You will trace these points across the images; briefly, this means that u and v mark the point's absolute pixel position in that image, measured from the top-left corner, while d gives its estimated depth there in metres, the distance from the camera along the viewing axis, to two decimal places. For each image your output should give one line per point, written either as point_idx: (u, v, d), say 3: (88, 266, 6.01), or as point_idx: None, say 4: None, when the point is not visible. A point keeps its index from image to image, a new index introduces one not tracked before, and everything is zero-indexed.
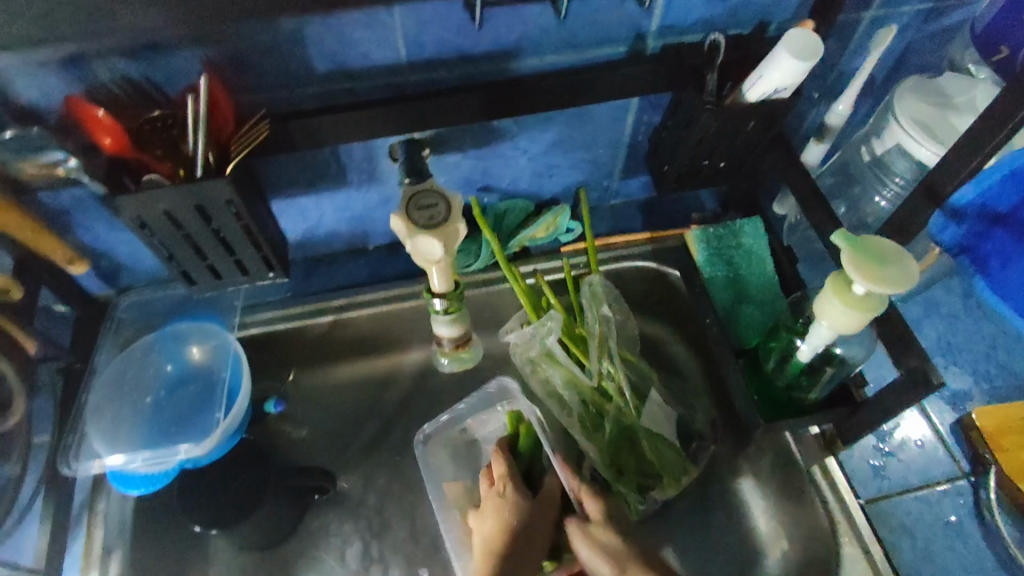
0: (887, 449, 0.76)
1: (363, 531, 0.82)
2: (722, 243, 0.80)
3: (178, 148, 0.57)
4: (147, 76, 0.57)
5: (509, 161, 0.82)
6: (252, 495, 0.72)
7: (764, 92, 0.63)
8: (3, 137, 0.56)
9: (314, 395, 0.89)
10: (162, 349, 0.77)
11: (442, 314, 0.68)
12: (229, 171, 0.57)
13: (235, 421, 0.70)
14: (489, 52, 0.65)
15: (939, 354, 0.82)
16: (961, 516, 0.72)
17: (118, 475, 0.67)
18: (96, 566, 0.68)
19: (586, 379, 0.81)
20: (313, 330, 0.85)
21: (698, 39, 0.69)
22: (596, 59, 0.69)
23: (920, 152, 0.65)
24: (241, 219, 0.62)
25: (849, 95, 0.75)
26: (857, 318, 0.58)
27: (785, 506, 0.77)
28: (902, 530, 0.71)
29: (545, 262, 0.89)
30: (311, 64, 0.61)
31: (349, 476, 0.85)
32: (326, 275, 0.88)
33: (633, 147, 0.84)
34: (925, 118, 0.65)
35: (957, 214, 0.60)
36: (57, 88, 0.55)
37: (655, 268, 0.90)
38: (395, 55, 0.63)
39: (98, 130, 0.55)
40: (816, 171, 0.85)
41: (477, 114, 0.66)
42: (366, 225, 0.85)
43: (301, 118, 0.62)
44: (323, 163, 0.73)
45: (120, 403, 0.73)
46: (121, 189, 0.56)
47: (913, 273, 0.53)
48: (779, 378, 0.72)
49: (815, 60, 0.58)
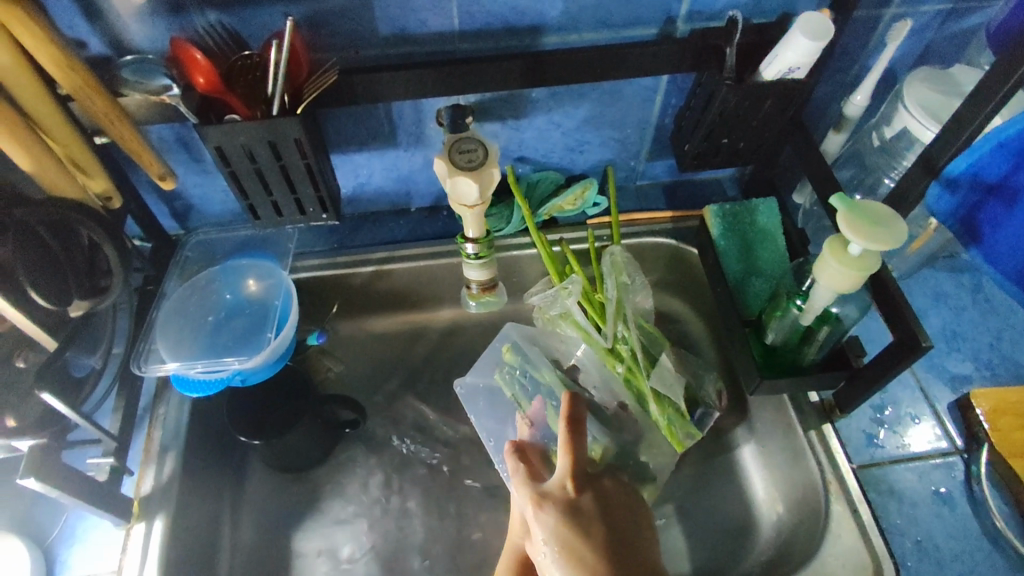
0: (884, 421, 0.80)
1: (386, 465, 0.89)
2: (737, 220, 0.86)
3: (256, 89, 0.67)
4: (237, 28, 0.67)
5: (544, 134, 0.89)
6: (288, 419, 0.80)
7: (780, 70, 0.71)
8: (123, 60, 0.65)
9: (351, 340, 0.97)
10: (223, 281, 0.86)
11: (474, 258, 0.78)
12: (300, 112, 0.67)
13: (282, 343, 0.78)
14: (533, 26, 0.73)
15: (943, 339, 0.86)
16: (951, 487, 0.76)
17: (180, 379, 0.76)
18: (153, 461, 0.76)
19: (601, 341, 0.86)
20: (354, 279, 0.92)
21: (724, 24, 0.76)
22: (628, 39, 0.76)
23: (924, 133, 0.71)
24: (304, 158, 0.71)
25: (867, 86, 0.79)
26: (849, 276, 0.63)
27: (781, 470, 0.83)
28: (891, 494, 0.75)
29: (571, 232, 0.96)
30: (376, 27, 0.70)
31: (376, 416, 0.92)
32: (369, 232, 0.95)
33: (660, 129, 0.90)
34: (930, 103, 0.72)
35: (951, 184, 0.66)
36: (164, 33, 0.66)
37: (676, 245, 0.94)
38: (449, 24, 0.71)
39: (194, 70, 0.64)
40: (833, 161, 0.89)
41: (517, 80, 0.74)
42: (410, 186, 0.93)
43: (363, 74, 0.71)
44: (378, 121, 0.81)
45: (184, 322, 0.82)
46: (208, 122, 0.67)
47: (903, 233, 0.60)
48: (782, 342, 0.77)
49: (826, 40, 0.66)
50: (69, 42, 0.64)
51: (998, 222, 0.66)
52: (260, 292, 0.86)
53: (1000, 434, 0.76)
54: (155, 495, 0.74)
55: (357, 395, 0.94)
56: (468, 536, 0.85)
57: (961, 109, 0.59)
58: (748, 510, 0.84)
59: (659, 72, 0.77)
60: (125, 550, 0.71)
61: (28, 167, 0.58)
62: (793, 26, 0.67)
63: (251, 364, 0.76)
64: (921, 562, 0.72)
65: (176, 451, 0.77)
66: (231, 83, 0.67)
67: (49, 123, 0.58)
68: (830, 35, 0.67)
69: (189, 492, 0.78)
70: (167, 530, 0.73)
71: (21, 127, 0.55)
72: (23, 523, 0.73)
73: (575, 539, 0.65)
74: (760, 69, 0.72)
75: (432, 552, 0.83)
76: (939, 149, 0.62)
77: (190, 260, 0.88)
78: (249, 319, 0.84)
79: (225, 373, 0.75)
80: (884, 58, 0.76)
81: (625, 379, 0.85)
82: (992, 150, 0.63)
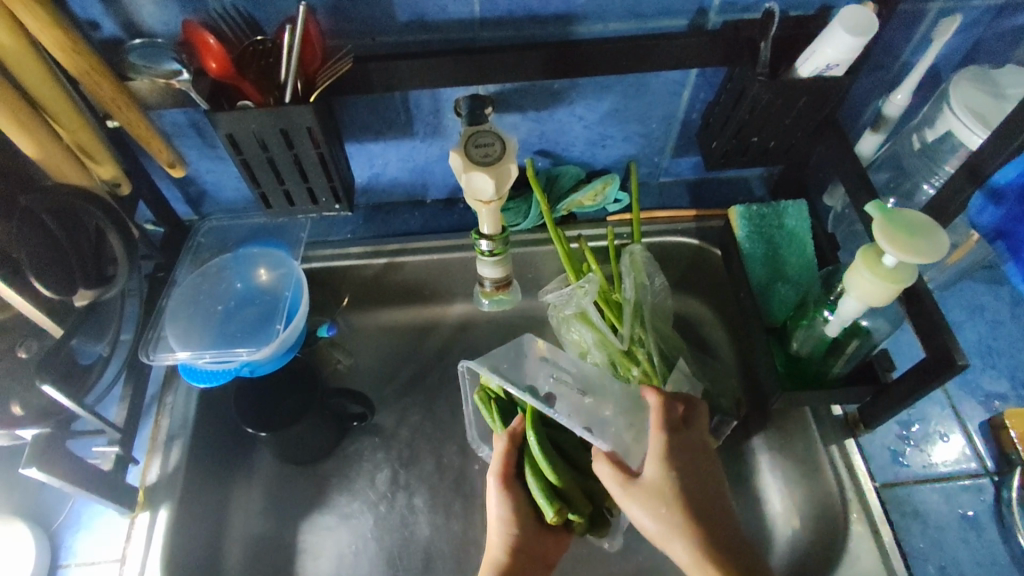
0: (910, 439, 0.77)
1: (393, 460, 0.88)
2: (764, 222, 0.83)
3: (269, 76, 0.65)
4: (250, 12, 0.65)
5: (566, 127, 0.86)
6: (297, 410, 0.79)
7: (817, 68, 0.67)
8: (133, 44, 0.64)
9: (363, 332, 0.96)
10: (234, 269, 0.85)
11: (488, 255, 0.76)
12: (312, 100, 0.65)
13: (291, 335, 0.77)
14: (558, 13, 0.70)
15: (977, 355, 0.82)
16: (979, 511, 0.73)
17: (188, 369, 0.75)
18: (160, 450, 0.76)
19: (617, 342, 0.84)
20: (367, 271, 0.90)
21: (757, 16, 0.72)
22: (656, 30, 0.73)
23: (970, 138, 0.67)
24: (316, 147, 0.69)
25: (909, 84, 0.75)
26: (882, 289, 0.60)
27: (799, 483, 0.80)
28: (914, 515, 0.72)
29: (590, 228, 0.93)
30: (394, 12, 0.67)
31: (385, 409, 0.91)
32: (383, 223, 0.93)
33: (686, 125, 0.87)
34: (979, 106, 0.67)
35: (997, 193, 0.62)
36: (176, 15, 0.64)
37: (698, 245, 0.91)
38: (469, 11, 0.68)
39: (206, 54, 0.62)
40: (868, 162, 0.85)
41: (539, 71, 0.71)
42: (425, 178, 0.91)
43: (380, 61, 0.68)
44: (394, 111, 0.79)
45: (195, 310, 0.82)
46: (219, 108, 0.65)
47: (943, 245, 0.56)
48: (806, 353, 0.74)
49: (868, 36, 0.62)
50: (80, 23, 0.63)
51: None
52: (269, 282, 0.85)
53: None
54: (160, 484, 0.74)
55: (366, 388, 0.93)
56: (474, 537, 0.83)
57: (1014, 114, 0.55)
58: (763, 525, 0.81)
59: (687, 65, 0.73)
60: (129, 539, 0.71)
61: (32, 154, 0.57)
62: (832, 20, 0.63)
63: (259, 355, 0.75)
64: None
65: (183, 440, 0.77)
66: (244, 69, 0.65)
67: (56, 107, 0.57)
68: (873, 31, 0.63)
69: (194, 482, 0.78)
70: (171, 520, 0.73)
71: (27, 115, 0.54)
72: (31, 509, 0.74)
73: (693, 483, 0.68)
74: (795, 66, 0.69)
75: (436, 551, 0.82)
76: (983, 157, 0.58)
77: (203, 246, 0.87)
78: (244, 321, 0.82)
79: (233, 364, 0.74)
80: (928, 56, 0.72)
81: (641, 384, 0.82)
82: None
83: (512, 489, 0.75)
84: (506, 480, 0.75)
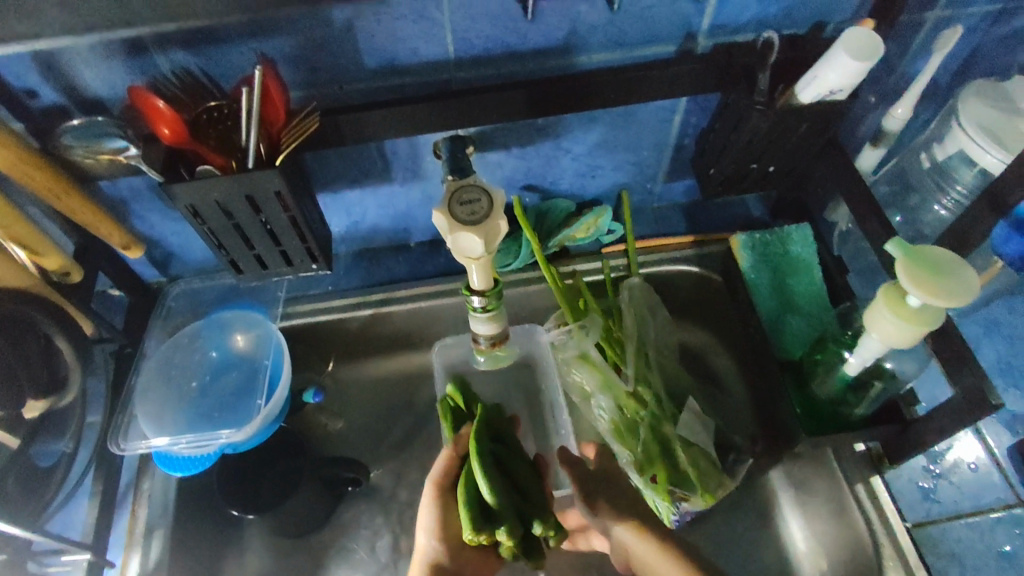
0: (937, 470, 0.74)
1: (394, 524, 0.82)
2: (769, 250, 0.79)
3: (230, 139, 0.59)
4: (205, 70, 0.59)
5: (552, 161, 0.81)
6: (287, 484, 0.73)
7: (820, 93, 0.63)
8: (69, 125, 0.59)
9: (352, 386, 0.89)
10: (208, 336, 0.79)
11: (480, 311, 0.70)
12: (279, 163, 0.59)
13: (274, 409, 0.71)
14: (538, 48, 0.65)
15: (999, 375, 0.78)
16: (1015, 546, 0.69)
17: (163, 457, 0.69)
18: (139, 544, 0.71)
19: (622, 385, 0.78)
20: (352, 324, 0.85)
21: (750, 39, 0.68)
22: (644, 58, 0.68)
23: (985, 158, 0.63)
24: (287, 210, 0.64)
25: (910, 99, 0.71)
26: (907, 331, 0.56)
27: (825, 523, 0.76)
28: (950, 557, 0.69)
29: (585, 263, 0.89)
30: (362, 59, 0.62)
31: (381, 470, 0.86)
32: (365, 272, 0.88)
33: (679, 150, 0.82)
34: (991, 123, 0.64)
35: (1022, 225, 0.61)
36: (123, 79, 0.58)
37: (700, 273, 0.87)
38: (443, 52, 0.63)
39: (157, 120, 0.56)
40: (871, 178, 0.81)
41: (522, 111, 0.67)
42: (407, 222, 0.85)
43: (349, 112, 0.63)
44: (369, 158, 0.74)
45: (167, 387, 0.75)
46: (178, 179, 0.59)
47: (974, 283, 0.52)
48: (827, 393, 0.70)
49: (874, 60, 0.58)
50: (16, 94, 0.57)
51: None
52: (248, 349, 0.79)
53: None
54: None
55: (359, 448, 0.87)
56: None
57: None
58: (789, 568, 0.76)
59: (679, 93, 0.69)
60: None
61: None
62: (835, 44, 0.60)
63: (241, 435, 0.69)
64: None
65: (164, 531, 0.73)
66: (201, 133, 0.59)
67: None
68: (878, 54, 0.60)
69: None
70: None
71: None
72: None
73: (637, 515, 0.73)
74: (795, 92, 0.64)
75: None
76: (1008, 184, 0.54)
77: (174, 311, 0.81)
78: (227, 398, 0.76)
79: (213, 447, 0.69)
80: (931, 69, 0.68)
81: (650, 428, 0.76)
82: None
83: (444, 505, 0.64)
84: (443, 491, 0.65)
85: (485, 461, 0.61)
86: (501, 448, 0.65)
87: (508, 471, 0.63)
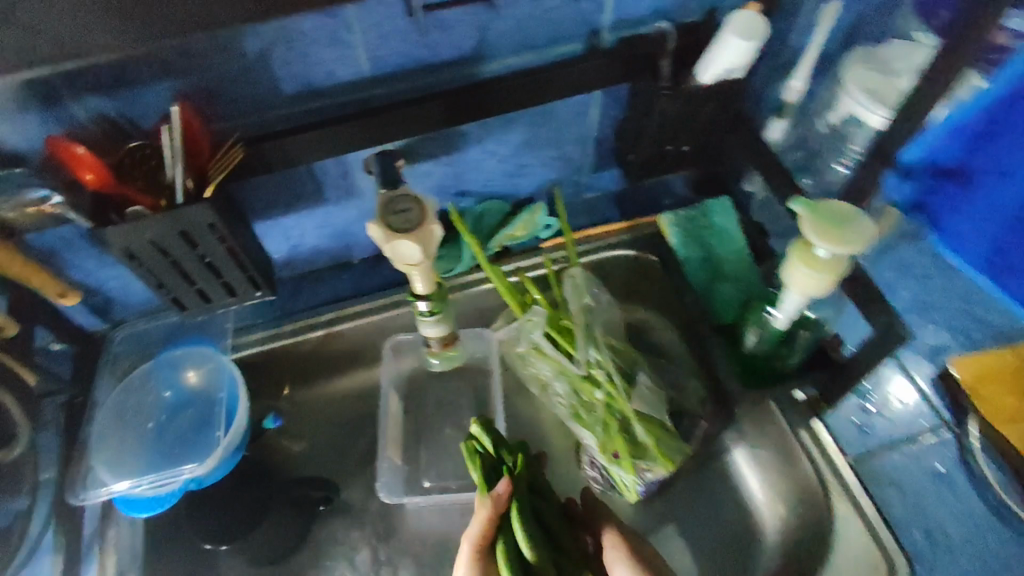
0: (872, 407, 0.79)
1: (370, 537, 0.83)
2: (694, 225, 0.87)
3: (157, 177, 0.60)
4: (122, 113, 0.60)
5: (480, 165, 0.84)
6: (258, 509, 0.75)
7: (717, 74, 0.68)
8: None
9: (311, 409, 0.90)
10: (159, 377, 0.79)
11: (428, 315, 0.73)
12: (207, 196, 0.61)
13: (234, 438, 0.72)
14: (451, 59, 0.68)
15: (913, 311, 0.84)
16: (948, 466, 0.76)
17: (124, 499, 0.69)
18: None
19: (575, 370, 0.78)
20: (304, 346, 0.86)
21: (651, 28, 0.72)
22: (553, 57, 0.72)
23: (872, 118, 0.70)
24: (224, 241, 0.65)
25: (803, 70, 0.77)
26: (822, 281, 0.61)
27: (778, 472, 0.80)
28: (892, 485, 0.74)
29: (524, 260, 0.91)
30: (278, 85, 0.63)
31: (351, 485, 0.86)
32: (311, 293, 0.89)
33: (600, 140, 0.86)
34: (874, 86, 0.70)
35: (907, 172, 0.86)
36: (38, 130, 0.58)
37: (634, 256, 0.90)
38: (359, 71, 0.65)
39: (79, 167, 0.58)
40: (781, 148, 0.85)
41: (443, 120, 0.69)
42: (347, 239, 0.87)
43: (273, 139, 0.65)
44: (299, 181, 0.75)
45: (123, 431, 0.75)
46: (107, 222, 0.59)
47: (871, 231, 0.57)
48: (760, 348, 0.79)
49: (760, 39, 0.63)
50: None
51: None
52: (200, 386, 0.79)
53: (988, 404, 0.75)
54: None
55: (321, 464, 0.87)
56: None
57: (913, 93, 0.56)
58: (747, 517, 0.81)
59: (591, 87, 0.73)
60: None
61: None
62: (725, 26, 0.64)
63: (203, 469, 0.69)
64: (932, 553, 0.71)
65: None
66: (127, 175, 0.60)
67: None
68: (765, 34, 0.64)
69: None
70: None
71: None
72: None
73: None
74: (695, 75, 0.69)
75: None
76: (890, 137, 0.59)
77: (121, 355, 0.80)
78: (175, 436, 0.77)
79: (177, 483, 0.69)
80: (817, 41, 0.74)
81: (607, 405, 0.77)
82: (944, 134, 0.80)
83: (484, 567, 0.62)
84: (485, 552, 0.62)
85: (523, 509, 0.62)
86: (535, 497, 0.66)
87: (542, 521, 0.65)
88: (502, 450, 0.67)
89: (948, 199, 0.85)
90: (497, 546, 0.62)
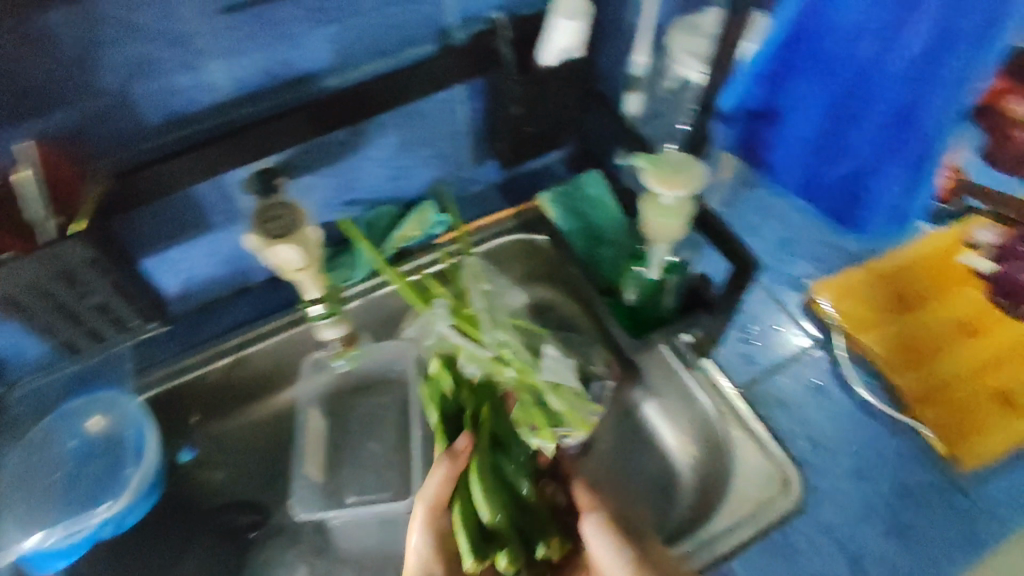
0: (753, 338, 0.89)
1: (307, 553, 0.84)
2: (571, 199, 0.89)
3: (23, 222, 0.61)
4: None
5: (362, 171, 0.87)
6: (179, 545, 0.82)
7: (556, 55, 0.75)
8: None
9: (230, 440, 0.90)
10: (62, 427, 0.78)
11: (325, 319, 0.81)
12: (78, 232, 0.62)
13: (147, 474, 0.75)
14: (308, 72, 0.71)
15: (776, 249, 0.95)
16: (824, 379, 0.86)
17: (36, 557, 0.72)
18: None
19: (481, 351, 0.80)
20: (211, 376, 0.85)
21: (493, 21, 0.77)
22: (409, 60, 0.76)
23: (694, 77, 0.81)
24: (107, 276, 0.67)
25: (643, 43, 0.84)
26: (675, 223, 0.68)
27: (681, 415, 0.86)
28: (776, 402, 0.84)
29: (422, 257, 0.94)
30: (142, 118, 0.65)
31: (282, 507, 0.86)
32: (213, 323, 0.89)
33: (475, 134, 0.91)
34: (694, 50, 0.80)
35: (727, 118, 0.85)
36: None
37: (527, 236, 0.95)
38: (218, 94, 0.67)
39: None
40: (642, 120, 0.92)
41: (310, 131, 0.71)
42: (242, 265, 0.87)
43: (141, 171, 0.66)
44: (180, 210, 0.76)
45: (29, 488, 0.74)
46: None
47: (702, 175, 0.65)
48: (640, 300, 0.84)
49: (584, 14, 0.73)
50: None
51: (807, 171, 0.86)
52: (116, 429, 0.78)
53: (845, 314, 0.89)
54: None
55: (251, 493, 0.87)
56: None
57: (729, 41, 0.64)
58: (668, 465, 0.86)
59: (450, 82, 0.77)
60: None
61: None
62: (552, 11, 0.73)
63: (115, 509, 0.73)
64: (818, 457, 0.82)
65: None
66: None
67: None
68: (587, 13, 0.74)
69: None
70: None
71: None
72: None
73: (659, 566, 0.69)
74: (539, 57, 0.76)
75: None
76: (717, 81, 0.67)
77: (22, 416, 0.79)
78: (30, 471, 0.75)
79: (88, 529, 0.72)
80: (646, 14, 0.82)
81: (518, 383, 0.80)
82: (755, 82, 0.79)
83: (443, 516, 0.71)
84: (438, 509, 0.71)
85: (482, 472, 0.71)
86: (501, 454, 0.77)
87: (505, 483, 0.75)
88: (461, 394, 0.78)
89: (772, 137, 0.85)
90: (453, 506, 0.71)
